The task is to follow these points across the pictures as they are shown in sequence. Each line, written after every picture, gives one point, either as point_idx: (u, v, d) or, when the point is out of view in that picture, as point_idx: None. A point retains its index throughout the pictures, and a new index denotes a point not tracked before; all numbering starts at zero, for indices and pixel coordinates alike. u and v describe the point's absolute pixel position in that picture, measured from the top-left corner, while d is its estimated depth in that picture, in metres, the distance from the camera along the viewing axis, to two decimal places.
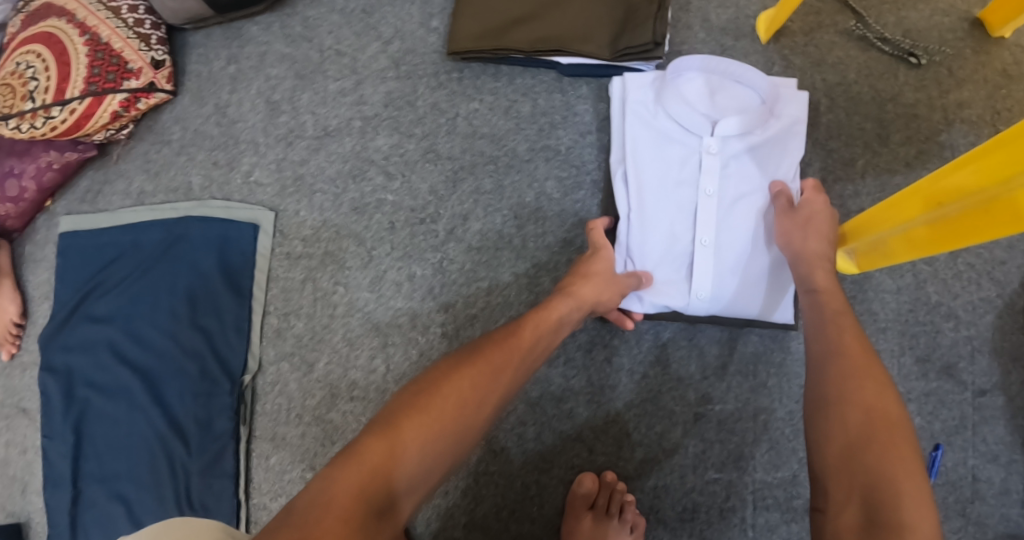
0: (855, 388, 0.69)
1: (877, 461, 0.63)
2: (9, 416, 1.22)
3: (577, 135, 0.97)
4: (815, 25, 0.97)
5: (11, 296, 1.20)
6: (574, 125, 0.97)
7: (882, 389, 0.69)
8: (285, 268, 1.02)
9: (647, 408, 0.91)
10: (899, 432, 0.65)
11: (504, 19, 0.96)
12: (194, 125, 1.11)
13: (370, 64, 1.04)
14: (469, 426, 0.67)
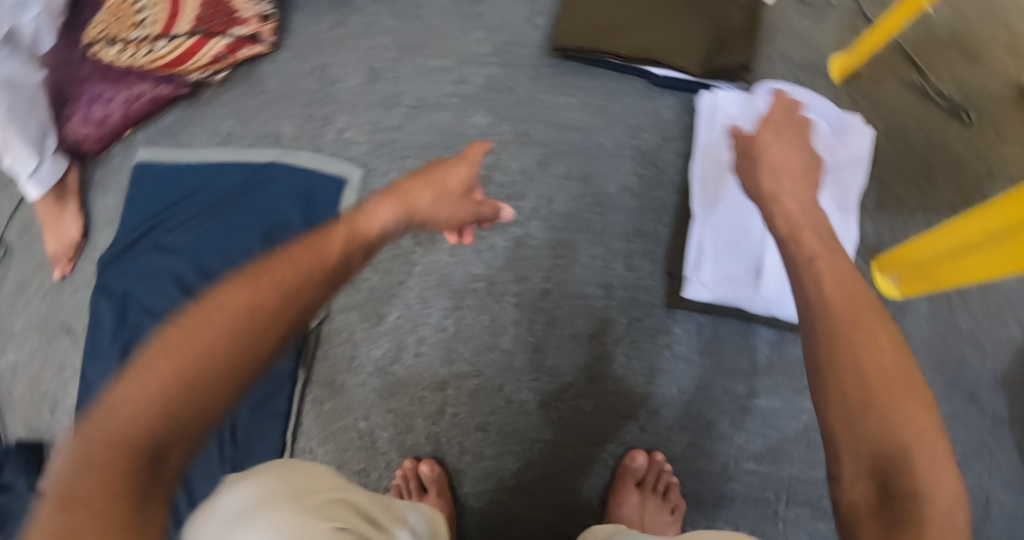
0: (881, 351, 0.60)
1: (909, 438, 0.56)
2: (51, 334, 1.23)
3: (660, 139, 1.03)
4: (880, 71, 1.08)
5: (73, 218, 1.23)
6: (659, 130, 1.03)
7: (881, 346, 0.60)
8: None
9: (700, 396, 0.97)
10: (911, 391, 0.58)
11: (608, 25, 1.04)
12: (292, 79, 1.17)
13: (472, 46, 1.10)
14: (255, 334, 0.60)
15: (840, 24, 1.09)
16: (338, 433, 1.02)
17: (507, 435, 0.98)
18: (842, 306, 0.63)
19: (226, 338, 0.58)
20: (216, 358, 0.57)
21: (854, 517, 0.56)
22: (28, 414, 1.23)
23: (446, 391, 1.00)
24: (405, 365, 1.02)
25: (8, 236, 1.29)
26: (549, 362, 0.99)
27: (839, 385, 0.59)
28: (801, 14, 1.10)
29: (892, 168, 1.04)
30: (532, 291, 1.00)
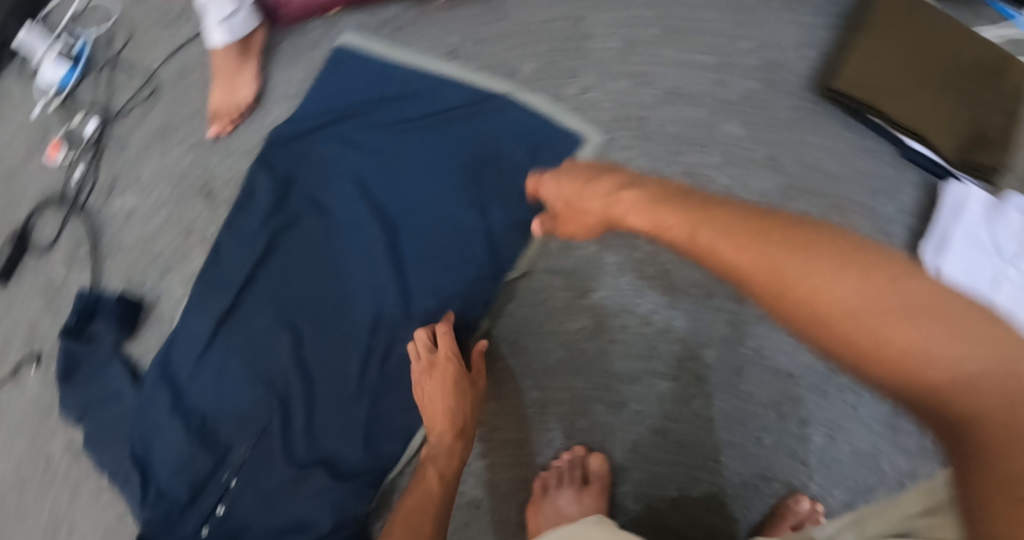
0: (886, 290, 0.59)
1: (970, 402, 0.54)
2: (186, 193, 1.12)
3: (896, 210, 1.03)
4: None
5: (249, 79, 1.13)
6: (896, 200, 1.03)
7: (853, 305, 0.59)
8: None
9: (866, 460, 0.97)
10: (1018, 355, 0.54)
11: (885, 82, 1.02)
12: (539, 18, 1.10)
13: (739, 53, 1.07)
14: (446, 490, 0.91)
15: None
16: (510, 394, 0.99)
17: (683, 447, 0.97)
18: (817, 262, 0.62)
19: (408, 510, 0.90)
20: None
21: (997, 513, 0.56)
22: (133, 269, 1.11)
23: (633, 385, 0.98)
24: (598, 346, 0.99)
25: (162, 76, 1.16)
26: (743, 387, 0.98)
27: (859, 356, 0.59)
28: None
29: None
30: (746, 313, 0.98)
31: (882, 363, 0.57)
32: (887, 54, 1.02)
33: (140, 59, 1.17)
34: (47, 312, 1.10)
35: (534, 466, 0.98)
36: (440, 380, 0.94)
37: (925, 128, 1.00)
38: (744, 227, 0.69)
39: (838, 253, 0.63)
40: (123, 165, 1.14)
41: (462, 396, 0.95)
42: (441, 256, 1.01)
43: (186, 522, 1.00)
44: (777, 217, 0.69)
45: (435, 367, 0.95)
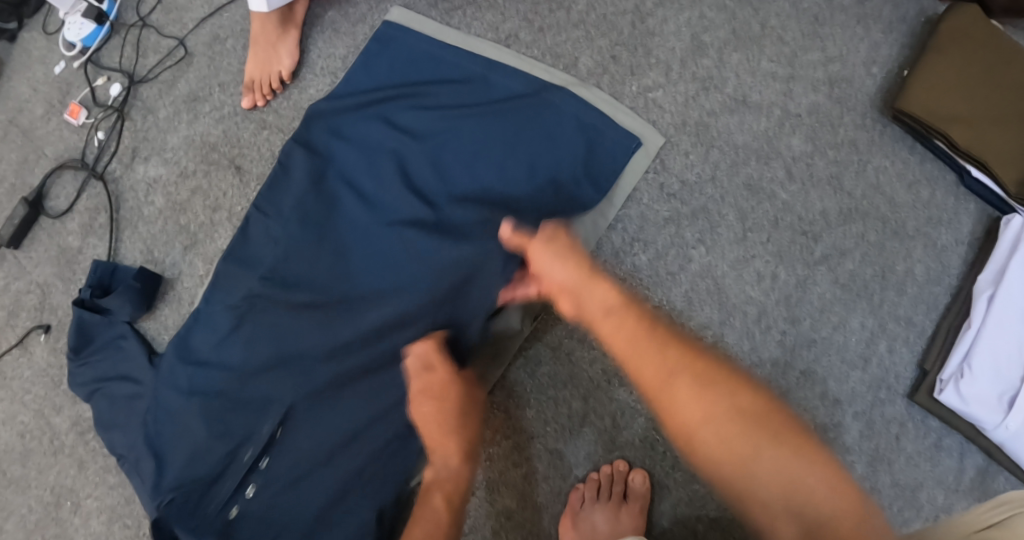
0: (762, 492, 0.65)
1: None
2: (214, 165, 1.06)
3: (954, 240, 1.00)
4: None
5: (290, 50, 1.06)
6: (954, 229, 1.00)
7: (759, 460, 0.66)
8: (654, 198, 0.99)
9: (906, 493, 0.95)
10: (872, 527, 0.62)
11: (951, 106, 0.99)
12: (603, 10, 1.05)
13: (807, 66, 1.04)
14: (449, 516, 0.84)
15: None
16: (550, 403, 0.96)
17: None
18: (734, 428, 0.67)
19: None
20: None
21: None
22: (152, 241, 1.04)
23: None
24: None
25: (191, 41, 1.10)
26: (791, 411, 0.95)
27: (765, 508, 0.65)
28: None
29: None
30: (799, 336, 0.96)
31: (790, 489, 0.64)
32: (952, 80, 0.99)
33: (172, 20, 1.11)
34: (59, 280, 1.04)
35: (569, 480, 0.94)
36: (432, 393, 0.88)
37: (987, 158, 0.96)
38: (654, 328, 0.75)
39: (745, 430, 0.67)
40: (149, 130, 1.07)
41: (451, 418, 0.87)
42: (501, 245, 0.92)
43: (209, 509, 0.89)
44: (685, 337, 0.75)
45: (435, 382, 0.88)
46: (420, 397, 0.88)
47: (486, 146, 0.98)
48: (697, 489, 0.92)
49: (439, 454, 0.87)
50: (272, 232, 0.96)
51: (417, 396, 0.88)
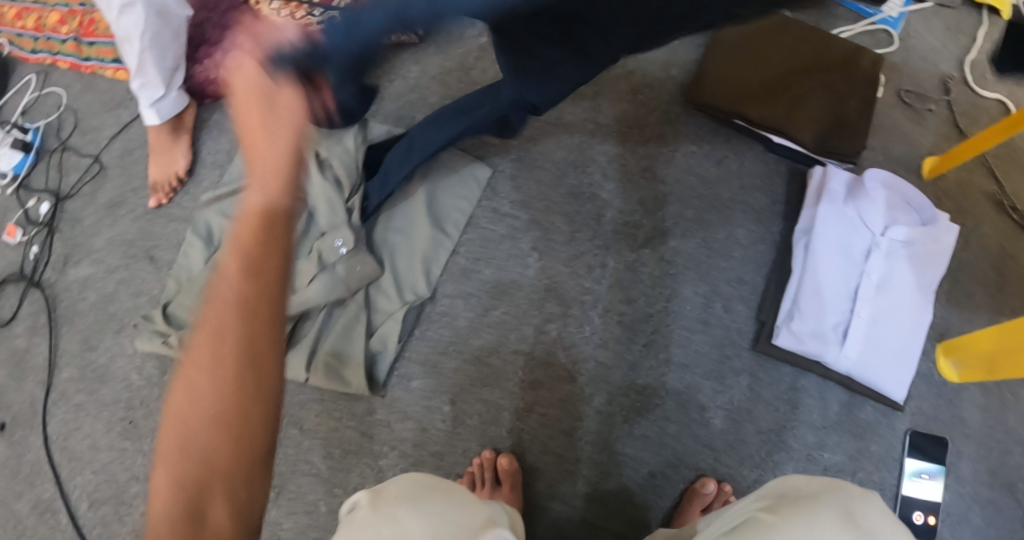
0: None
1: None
2: (132, 258, 1.22)
3: (769, 201, 1.13)
4: (965, 181, 1.14)
5: (183, 152, 1.26)
6: (769, 193, 1.14)
7: None
8: (489, 220, 1.15)
9: (773, 438, 1.06)
10: None
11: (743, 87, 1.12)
12: (432, 70, 1.26)
13: (612, 81, 1.20)
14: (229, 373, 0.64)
15: (937, 129, 1.16)
16: (424, 412, 1.08)
17: (591, 443, 1.05)
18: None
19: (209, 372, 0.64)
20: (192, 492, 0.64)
21: None
22: (86, 332, 1.20)
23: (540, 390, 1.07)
24: (502, 358, 1.09)
25: (105, 156, 1.30)
26: (641, 381, 1.07)
27: None
28: (904, 115, 1.17)
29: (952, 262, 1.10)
30: (636, 313, 1.09)
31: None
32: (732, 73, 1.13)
33: (89, 141, 1.32)
34: (10, 379, 1.20)
35: (452, 476, 1.07)
36: (246, 246, 0.64)
37: (784, 124, 1.08)
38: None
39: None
40: (77, 237, 1.25)
41: (267, 254, 0.64)
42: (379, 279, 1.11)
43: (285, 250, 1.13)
44: None
45: (254, 98, 0.61)
46: (268, 202, 0.64)
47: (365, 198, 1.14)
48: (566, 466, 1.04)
49: (219, 327, 0.64)
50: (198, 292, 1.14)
51: (252, 134, 0.64)
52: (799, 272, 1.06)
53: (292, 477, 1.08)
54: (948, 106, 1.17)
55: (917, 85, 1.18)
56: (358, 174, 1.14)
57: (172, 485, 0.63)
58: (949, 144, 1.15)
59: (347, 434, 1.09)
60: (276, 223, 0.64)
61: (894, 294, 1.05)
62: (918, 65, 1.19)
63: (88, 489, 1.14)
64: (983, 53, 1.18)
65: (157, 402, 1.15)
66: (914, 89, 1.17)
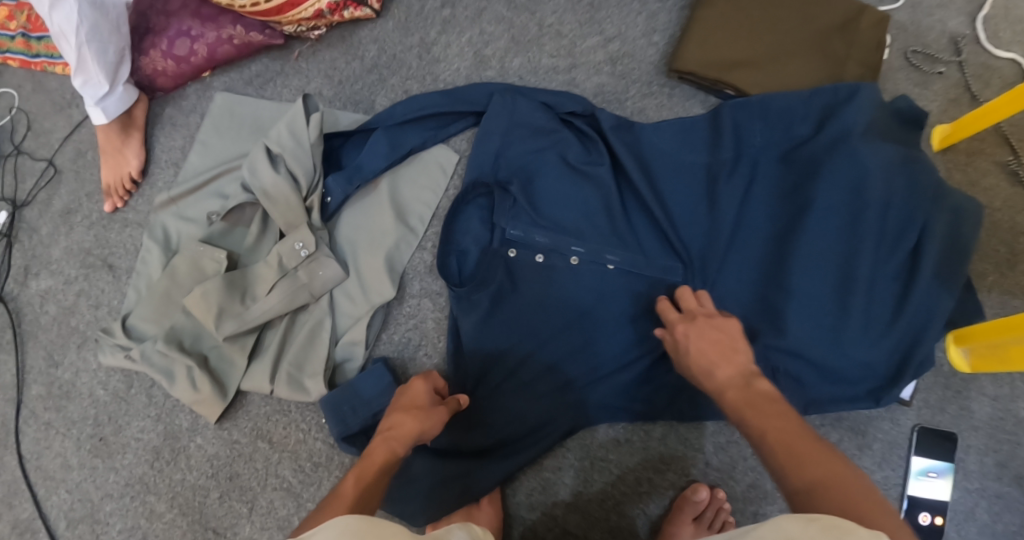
0: (786, 456, 0.72)
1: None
2: (92, 267, 1.18)
3: None
4: (977, 149, 1.09)
5: (136, 150, 1.19)
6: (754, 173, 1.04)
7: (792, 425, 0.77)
8: None
9: None
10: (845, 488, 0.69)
11: (730, 55, 1.05)
12: (393, 50, 1.17)
13: (586, 54, 1.11)
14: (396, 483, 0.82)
15: (946, 93, 1.12)
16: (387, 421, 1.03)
17: (572, 449, 1.01)
18: (778, 408, 0.77)
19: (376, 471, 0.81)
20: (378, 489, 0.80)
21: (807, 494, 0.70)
22: (52, 347, 1.16)
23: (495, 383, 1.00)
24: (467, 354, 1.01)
25: (59, 159, 1.23)
26: None
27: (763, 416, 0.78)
28: (909, 78, 1.13)
29: (959, 218, 0.95)
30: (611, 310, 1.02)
31: (788, 478, 0.71)
32: (725, 36, 1.05)
33: (41, 144, 1.24)
34: None
35: None
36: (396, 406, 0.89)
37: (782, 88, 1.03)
38: (721, 347, 0.85)
39: (804, 434, 0.74)
40: (36, 248, 1.20)
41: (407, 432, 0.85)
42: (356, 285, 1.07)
43: (266, 245, 1.10)
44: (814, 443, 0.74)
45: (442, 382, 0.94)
46: (416, 391, 0.90)
47: (325, 196, 1.09)
48: (546, 475, 1.00)
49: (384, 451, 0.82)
50: (163, 294, 1.08)
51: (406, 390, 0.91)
52: (772, 237, 0.99)
53: (262, 492, 1.04)
54: (959, 69, 1.13)
55: (923, 46, 1.14)
56: (315, 170, 1.08)
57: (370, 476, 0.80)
58: (957, 110, 1.12)
59: (316, 446, 1.05)
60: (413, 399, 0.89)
61: (867, 271, 0.94)
62: (925, 24, 1.15)
63: (65, 508, 1.10)
64: (994, 9, 1.14)
65: (124, 418, 1.11)
66: (922, 51, 1.14)
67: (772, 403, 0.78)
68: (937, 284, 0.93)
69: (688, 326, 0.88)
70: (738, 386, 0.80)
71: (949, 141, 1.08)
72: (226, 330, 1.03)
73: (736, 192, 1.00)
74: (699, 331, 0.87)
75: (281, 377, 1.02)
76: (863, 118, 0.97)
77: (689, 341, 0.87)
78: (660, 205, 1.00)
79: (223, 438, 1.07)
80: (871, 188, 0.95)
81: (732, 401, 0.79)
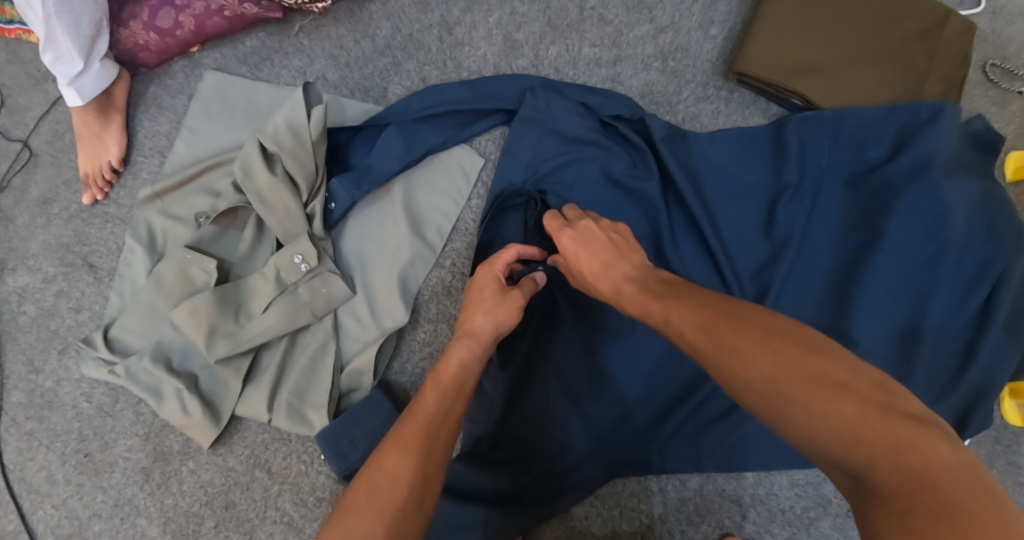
0: (749, 385, 0.59)
1: (931, 487, 0.50)
2: (71, 266, 1.07)
3: (813, 201, 0.93)
4: None
5: (116, 137, 1.06)
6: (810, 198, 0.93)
7: (771, 368, 0.58)
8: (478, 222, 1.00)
9: (808, 491, 0.95)
10: (863, 403, 0.54)
11: (801, 59, 0.97)
12: (409, 29, 1.05)
13: (634, 44, 1.02)
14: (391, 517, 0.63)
15: None
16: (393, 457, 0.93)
17: (601, 497, 0.94)
18: (733, 336, 0.61)
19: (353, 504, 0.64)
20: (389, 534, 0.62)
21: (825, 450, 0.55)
22: (31, 351, 1.06)
23: (526, 420, 0.91)
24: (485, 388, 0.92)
25: (34, 140, 1.10)
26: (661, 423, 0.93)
27: (750, 391, 0.59)
28: (988, 95, 1.05)
29: None
30: (644, 346, 0.91)
31: (776, 415, 0.57)
32: (799, 37, 0.98)
33: (15, 122, 1.11)
34: None
35: None
36: (448, 390, 0.72)
37: (852, 100, 0.97)
38: (650, 287, 0.71)
39: (799, 355, 0.58)
40: (9, 240, 1.08)
41: (448, 422, 0.70)
42: (365, 304, 0.96)
43: (263, 253, 0.98)
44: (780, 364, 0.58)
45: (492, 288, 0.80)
46: (465, 365, 0.75)
47: (328, 201, 0.96)
48: (571, 524, 0.93)
49: (400, 450, 0.66)
50: (148, 306, 0.97)
51: (471, 311, 0.79)
52: (837, 273, 0.92)
53: (261, 524, 0.97)
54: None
55: (1003, 59, 1.06)
56: (318, 172, 0.95)
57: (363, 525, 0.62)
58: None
59: (319, 480, 0.98)
60: (465, 377, 0.74)
61: (938, 317, 0.90)
62: (1006, 34, 1.06)
63: (52, 524, 1.01)
64: None
65: (110, 434, 1.03)
66: (1001, 64, 1.05)
67: (695, 326, 0.64)
68: (1006, 335, 0.90)
69: (580, 239, 0.79)
70: (658, 298, 0.69)
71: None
72: (218, 351, 0.93)
73: (804, 227, 0.93)
74: (589, 237, 0.79)
75: (281, 407, 0.93)
76: (944, 145, 0.91)
77: (579, 264, 0.78)
78: (714, 229, 0.93)
79: (216, 464, 0.99)
80: (949, 225, 0.90)
81: (695, 348, 0.63)
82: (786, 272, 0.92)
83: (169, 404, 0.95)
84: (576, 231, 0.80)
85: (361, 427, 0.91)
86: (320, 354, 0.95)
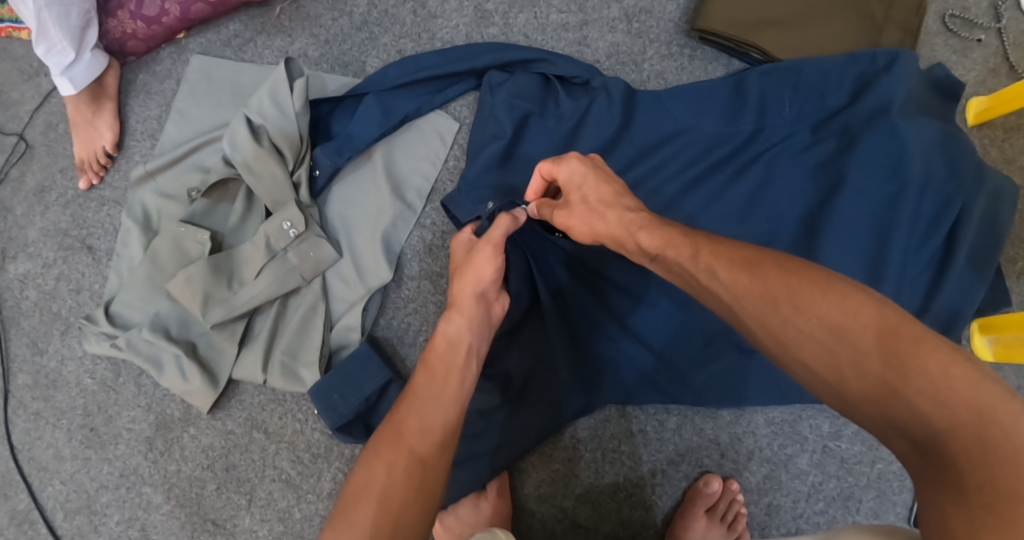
0: (807, 334, 0.60)
1: (1006, 459, 0.51)
2: (70, 249, 1.11)
3: (776, 148, 0.97)
4: (1015, 125, 1.06)
5: (109, 122, 1.10)
6: (770, 148, 0.97)
7: (838, 324, 0.58)
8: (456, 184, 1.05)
9: (784, 429, 0.98)
10: (937, 378, 0.54)
11: (759, 15, 1.02)
12: (385, 5, 1.10)
13: (600, 8, 1.09)
14: (406, 489, 0.68)
15: (985, 62, 1.08)
16: (384, 408, 0.97)
17: (585, 441, 0.98)
18: (786, 283, 0.61)
19: (368, 473, 0.69)
20: (406, 504, 0.67)
21: (891, 422, 0.56)
22: (33, 334, 1.09)
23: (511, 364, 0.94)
24: None
25: (29, 133, 1.14)
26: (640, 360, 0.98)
27: (814, 355, 0.60)
28: (948, 44, 1.09)
29: (995, 200, 0.93)
30: (620, 290, 0.94)
31: (841, 369, 0.58)
32: None
33: (10, 117, 1.15)
34: None
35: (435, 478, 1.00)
36: (438, 368, 0.74)
37: (810, 50, 1.01)
38: (674, 228, 0.72)
39: (865, 306, 0.58)
40: (10, 230, 1.12)
41: (439, 404, 0.72)
42: (354, 265, 1.00)
43: (256, 222, 1.02)
44: (848, 324, 0.58)
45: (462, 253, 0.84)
46: (451, 338, 0.76)
47: (313, 169, 1.01)
48: (555, 468, 0.97)
49: (395, 434, 0.70)
50: (144, 280, 1.00)
51: (459, 272, 0.81)
52: (802, 214, 0.96)
53: (261, 483, 1.02)
54: (999, 36, 1.09)
55: (963, 10, 1.09)
56: (302, 141, 0.99)
57: (377, 496, 0.68)
58: (996, 81, 1.08)
59: (314, 437, 1.03)
60: (455, 349, 0.76)
61: (899, 256, 0.92)
62: None
63: (61, 499, 1.05)
64: None
65: (114, 408, 1.06)
66: (960, 15, 1.09)
67: (741, 272, 0.64)
68: (972, 272, 0.93)
69: (585, 169, 0.81)
70: (689, 243, 0.69)
71: (985, 116, 1.05)
72: (213, 317, 0.96)
73: (771, 174, 0.97)
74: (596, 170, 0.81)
75: (275, 367, 0.97)
76: (903, 88, 0.94)
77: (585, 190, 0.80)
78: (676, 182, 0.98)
79: (216, 428, 1.04)
80: (911, 165, 0.93)
81: (737, 293, 0.64)
82: (747, 218, 0.97)
83: (168, 371, 0.98)
84: (582, 161, 0.81)
85: (354, 382, 0.96)
86: (314, 315, 0.99)
